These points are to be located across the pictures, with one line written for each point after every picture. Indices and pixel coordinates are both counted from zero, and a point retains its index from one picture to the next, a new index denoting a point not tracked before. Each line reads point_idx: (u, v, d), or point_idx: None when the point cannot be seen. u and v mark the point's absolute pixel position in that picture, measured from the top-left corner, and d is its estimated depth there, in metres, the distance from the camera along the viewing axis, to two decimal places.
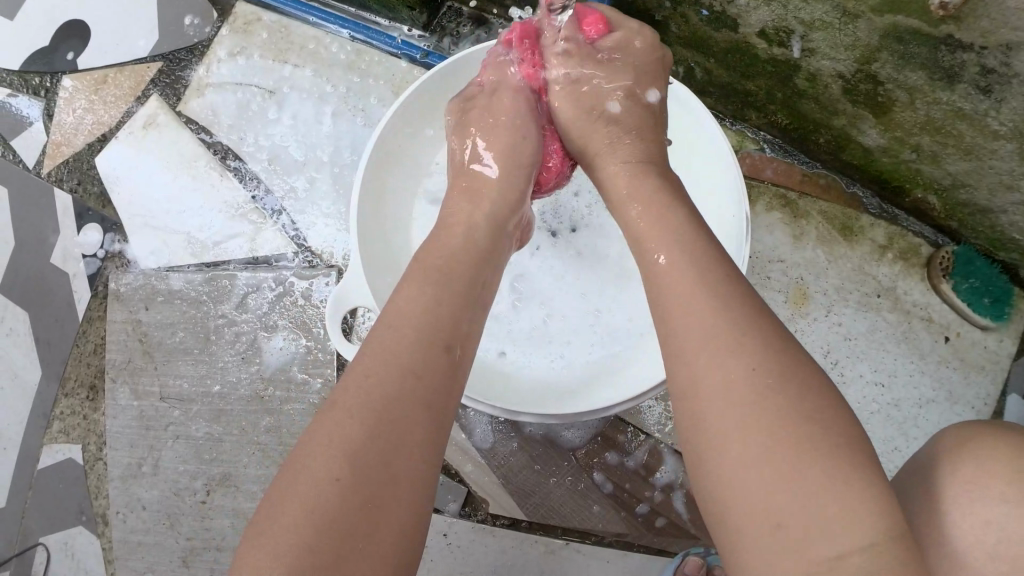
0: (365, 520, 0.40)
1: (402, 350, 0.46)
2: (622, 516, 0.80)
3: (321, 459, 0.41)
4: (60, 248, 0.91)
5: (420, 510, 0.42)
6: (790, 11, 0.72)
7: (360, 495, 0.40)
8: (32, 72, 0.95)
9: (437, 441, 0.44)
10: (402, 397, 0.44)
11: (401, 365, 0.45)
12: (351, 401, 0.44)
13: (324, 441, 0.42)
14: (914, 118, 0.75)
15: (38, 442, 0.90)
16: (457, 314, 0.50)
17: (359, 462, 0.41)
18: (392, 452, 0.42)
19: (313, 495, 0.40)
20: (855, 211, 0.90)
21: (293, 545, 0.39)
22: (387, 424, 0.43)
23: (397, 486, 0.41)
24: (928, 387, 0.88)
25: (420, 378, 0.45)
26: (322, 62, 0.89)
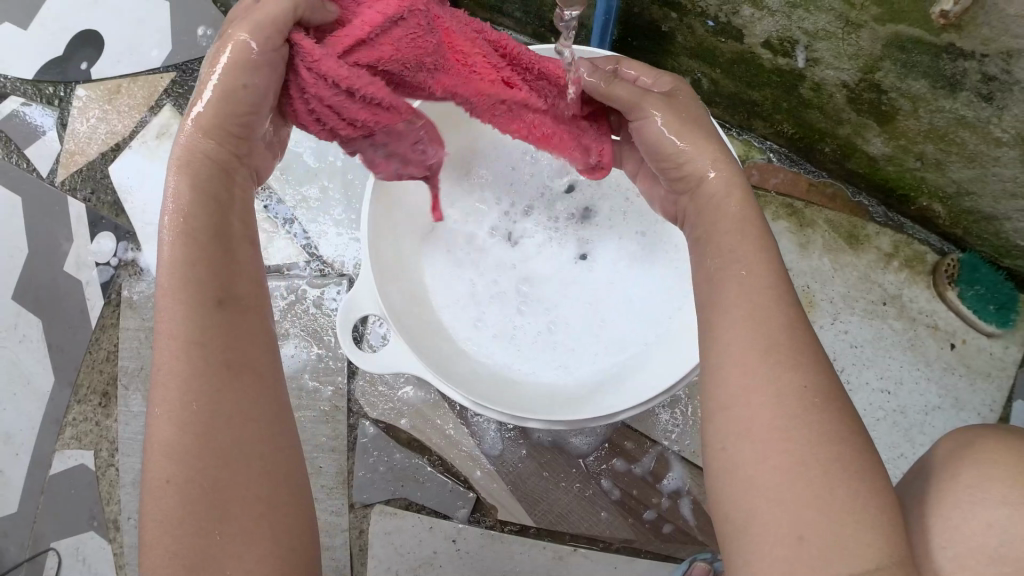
0: (214, 509, 0.43)
1: (173, 336, 0.45)
2: (630, 522, 0.80)
3: (155, 476, 0.43)
4: (74, 257, 0.93)
5: (268, 472, 0.44)
6: (793, 21, 0.73)
7: (199, 494, 0.43)
8: (46, 82, 0.96)
9: (253, 394, 0.45)
10: (192, 382, 0.44)
11: (183, 339, 0.45)
12: (157, 410, 0.44)
13: (152, 457, 0.44)
14: (918, 126, 0.76)
15: (50, 448, 0.91)
16: (231, 258, 0.48)
17: (187, 458, 0.43)
18: (212, 433, 0.43)
19: (162, 502, 0.43)
20: (860, 220, 0.91)
21: (169, 546, 0.42)
22: (199, 412, 0.44)
23: (233, 466, 0.43)
24: (934, 394, 0.88)
25: (204, 349, 0.45)
26: None
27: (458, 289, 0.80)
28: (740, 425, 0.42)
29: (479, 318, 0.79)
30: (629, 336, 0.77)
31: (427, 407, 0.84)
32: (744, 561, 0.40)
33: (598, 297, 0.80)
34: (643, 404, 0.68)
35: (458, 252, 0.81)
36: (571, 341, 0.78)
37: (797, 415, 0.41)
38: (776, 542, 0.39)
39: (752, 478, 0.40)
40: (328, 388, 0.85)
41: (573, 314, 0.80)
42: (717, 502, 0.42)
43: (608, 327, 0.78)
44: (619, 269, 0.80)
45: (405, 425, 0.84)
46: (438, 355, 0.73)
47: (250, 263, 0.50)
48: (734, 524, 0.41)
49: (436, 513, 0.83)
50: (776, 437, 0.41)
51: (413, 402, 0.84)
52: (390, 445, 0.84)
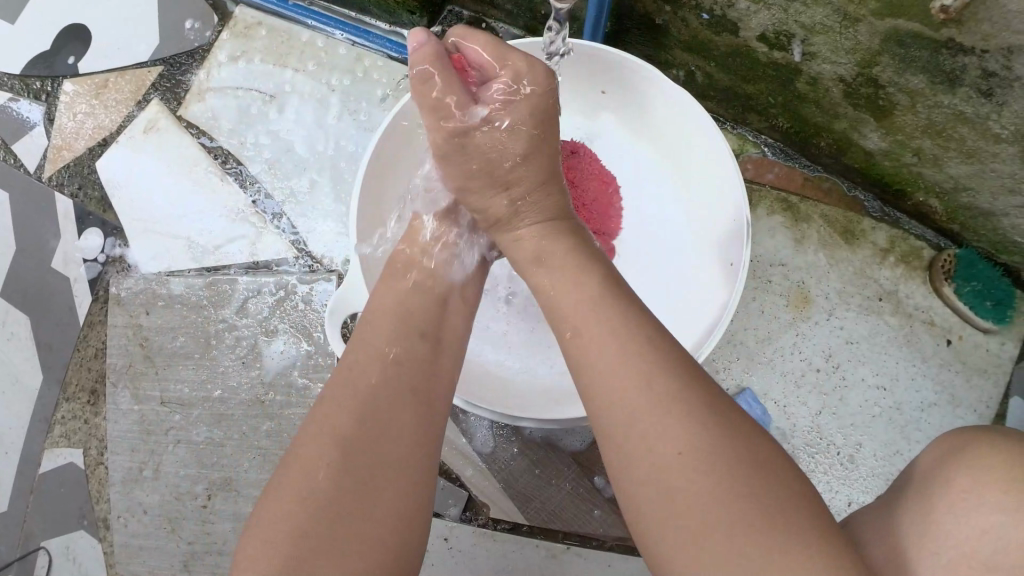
0: (361, 499, 0.44)
1: (391, 339, 0.51)
2: (623, 520, 0.80)
3: (314, 450, 0.45)
4: (61, 254, 0.92)
5: (414, 486, 0.46)
6: (790, 14, 0.72)
7: (346, 486, 0.44)
8: (33, 77, 0.95)
9: (422, 417, 0.48)
10: (383, 387, 0.48)
11: (384, 355, 0.50)
12: (342, 390, 0.48)
13: (313, 435, 0.46)
14: (916, 121, 0.75)
15: (39, 446, 0.90)
16: (435, 306, 0.56)
17: (345, 449, 0.45)
18: (379, 437, 0.46)
19: (306, 485, 0.44)
20: (856, 214, 0.90)
21: (290, 528, 0.43)
22: (375, 411, 0.47)
23: (386, 465, 0.45)
24: (931, 391, 0.88)
25: (398, 366, 0.49)
26: (323, 67, 0.89)
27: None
28: None
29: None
30: None
31: None
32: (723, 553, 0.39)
33: None
34: None
35: None
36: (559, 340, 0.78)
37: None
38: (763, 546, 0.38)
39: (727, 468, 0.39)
40: (318, 386, 0.84)
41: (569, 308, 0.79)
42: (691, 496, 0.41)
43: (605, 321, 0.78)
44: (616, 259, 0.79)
45: None
46: None
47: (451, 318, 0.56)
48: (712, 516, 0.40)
49: None
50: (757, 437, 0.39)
51: None
52: None
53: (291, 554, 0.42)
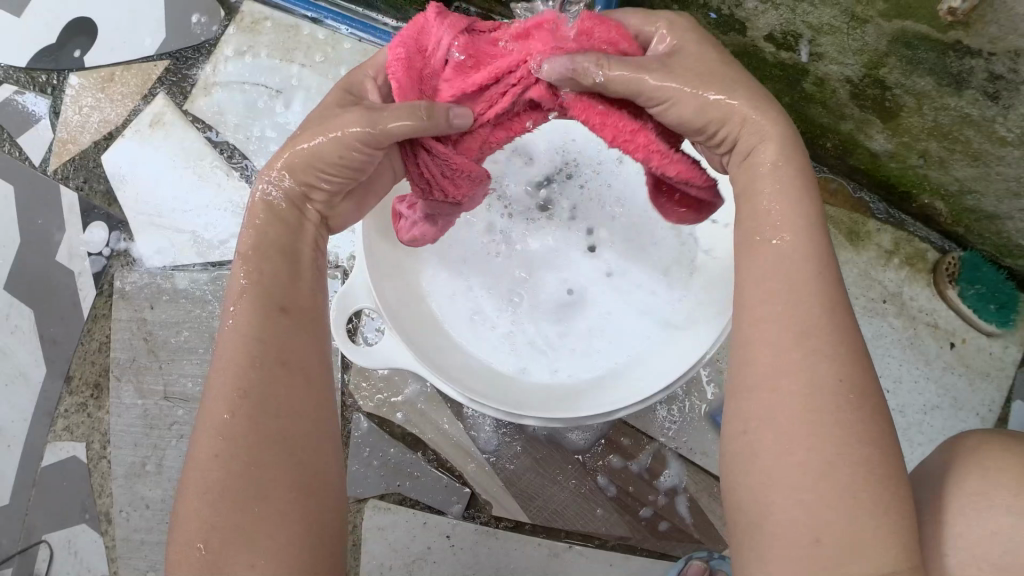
0: (253, 489, 0.42)
1: (245, 316, 0.46)
2: (626, 519, 0.80)
3: (201, 456, 0.43)
4: (66, 247, 0.92)
5: (304, 461, 0.44)
6: (798, 15, 0.72)
7: (240, 478, 0.42)
8: (38, 71, 0.95)
9: (300, 389, 0.45)
10: (250, 371, 0.44)
11: (245, 337, 0.46)
12: (213, 384, 0.45)
13: (197, 443, 0.44)
14: (922, 123, 0.75)
15: (42, 440, 0.90)
16: (295, 265, 0.50)
17: (231, 441, 0.43)
18: (257, 421, 0.43)
19: (201, 488, 0.42)
20: (862, 216, 0.90)
21: (202, 531, 0.42)
22: (246, 399, 0.44)
23: (272, 448, 0.43)
24: (933, 393, 0.88)
25: (263, 345, 0.45)
26: (330, 63, 0.88)
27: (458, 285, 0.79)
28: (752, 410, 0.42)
29: (469, 314, 0.78)
30: (632, 328, 0.77)
31: (423, 402, 0.83)
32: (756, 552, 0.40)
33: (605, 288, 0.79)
34: (643, 401, 0.68)
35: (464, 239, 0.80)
36: (563, 335, 0.77)
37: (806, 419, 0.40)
38: (793, 548, 0.39)
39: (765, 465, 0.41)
40: None
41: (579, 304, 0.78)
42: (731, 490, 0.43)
43: (613, 317, 0.77)
44: (630, 256, 0.79)
45: (401, 419, 0.83)
46: (434, 347, 0.73)
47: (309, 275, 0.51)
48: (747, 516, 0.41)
49: (431, 509, 0.82)
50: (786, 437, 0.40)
51: (409, 397, 0.83)
52: (384, 440, 0.83)
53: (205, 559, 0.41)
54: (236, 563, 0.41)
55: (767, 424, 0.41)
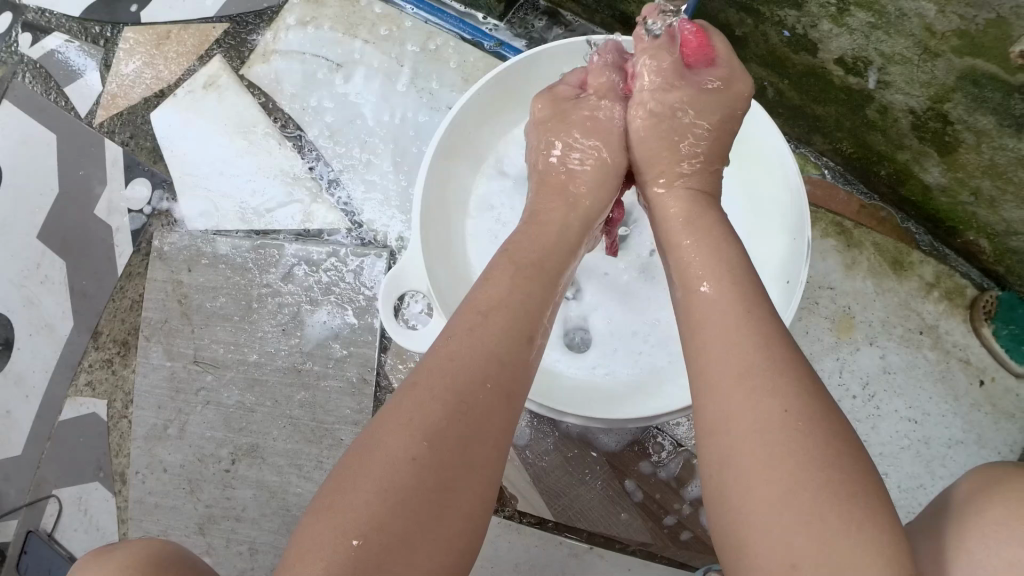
0: (436, 507, 0.40)
1: (494, 336, 0.47)
2: (649, 526, 0.80)
3: (389, 450, 0.41)
4: (105, 202, 0.91)
5: (484, 497, 0.42)
6: (871, 42, 0.73)
7: (430, 482, 0.40)
8: (93, 21, 0.94)
9: (511, 422, 0.45)
10: (479, 384, 0.44)
11: (486, 350, 0.46)
12: (429, 384, 0.44)
13: (385, 435, 0.42)
14: (978, 161, 0.75)
15: (62, 393, 0.89)
16: (542, 308, 0.52)
17: (434, 438, 0.41)
18: (470, 435, 0.42)
19: (385, 471, 0.40)
20: (907, 246, 0.90)
21: (366, 516, 0.39)
22: (468, 407, 0.43)
23: (465, 471, 0.41)
24: (959, 429, 0.88)
25: (498, 364, 0.46)
26: (392, 42, 0.88)
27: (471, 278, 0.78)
28: (731, 406, 0.43)
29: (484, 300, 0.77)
30: (668, 342, 0.76)
31: None
32: (748, 550, 0.39)
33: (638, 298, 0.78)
34: (674, 413, 0.67)
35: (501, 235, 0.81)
36: (599, 341, 0.77)
37: (755, 410, 0.41)
38: (775, 540, 0.38)
39: (750, 454, 0.40)
40: (356, 360, 0.83)
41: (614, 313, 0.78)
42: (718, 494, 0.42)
43: (651, 330, 0.77)
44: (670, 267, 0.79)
45: None
46: None
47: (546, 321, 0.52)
48: (737, 515, 0.40)
49: None
50: (774, 424, 0.41)
51: None
52: None
53: (360, 548, 0.38)
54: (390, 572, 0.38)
55: (750, 415, 0.42)
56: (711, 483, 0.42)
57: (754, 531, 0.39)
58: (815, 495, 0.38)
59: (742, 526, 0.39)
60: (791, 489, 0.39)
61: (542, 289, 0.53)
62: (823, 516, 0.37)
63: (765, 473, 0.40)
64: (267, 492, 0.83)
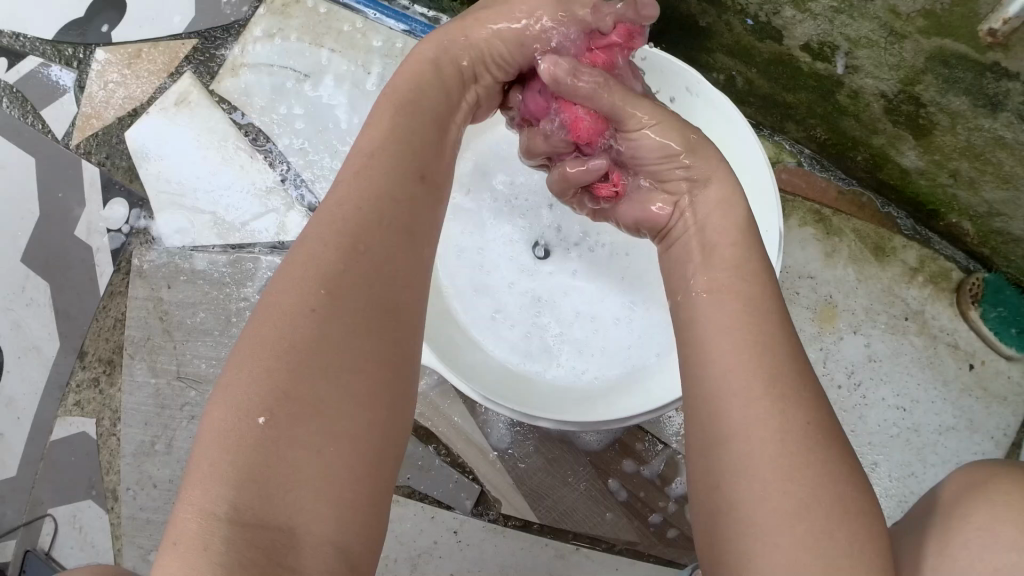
0: (348, 347, 0.40)
1: (356, 244, 0.43)
2: (634, 525, 0.79)
3: (286, 307, 0.40)
4: (85, 223, 0.91)
5: (381, 403, 0.40)
6: (836, 27, 0.72)
7: (337, 329, 0.40)
8: (64, 43, 0.94)
9: (408, 266, 0.45)
10: (366, 228, 0.44)
11: (373, 197, 0.46)
12: (320, 239, 0.43)
13: (279, 301, 0.41)
14: (954, 143, 0.74)
15: (52, 414, 0.90)
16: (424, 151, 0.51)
17: (332, 284, 0.41)
18: (369, 276, 0.42)
19: (287, 330, 0.40)
20: (888, 231, 0.88)
21: (276, 378, 0.38)
22: (360, 249, 0.43)
23: (375, 319, 0.42)
24: (949, 415, 0.87)
25: (386, 211, 0.45)
26: (358, 48, 0.88)
27: (469, 259, 0.80)
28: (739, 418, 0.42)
29: (478, 293, 0.79)
30: (640, 344, 0.76)
31: (439, 395, 0.82)
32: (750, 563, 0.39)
33: (614, 299, 0.78)
34: (652, 412, 0.67)
35: (474, 240, 0.80)
36: (575, 340, 0.77)
37: (780, 419, 0.41)
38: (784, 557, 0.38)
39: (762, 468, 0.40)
40: None
41: (593, 316, 0.78)
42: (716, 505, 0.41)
43: (623, 331, 0.77)
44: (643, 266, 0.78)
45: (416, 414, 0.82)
46: (450, 346, 0.73)
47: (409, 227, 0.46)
48: (741, 527, 0.40)
49: (440, 504, 0.82)
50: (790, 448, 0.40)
51: (426, 390, 0.83)
52: None
53: (269, 412, 0.37)
54: (307, 437, 0.37)
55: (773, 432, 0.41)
56: (716, 493, 0.42)
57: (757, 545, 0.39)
58: (829, 513, 0.39)
59: (750, 533, 0.39)
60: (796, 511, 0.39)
61: (396, 203, 0.46)
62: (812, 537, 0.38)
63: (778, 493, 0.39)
64: None
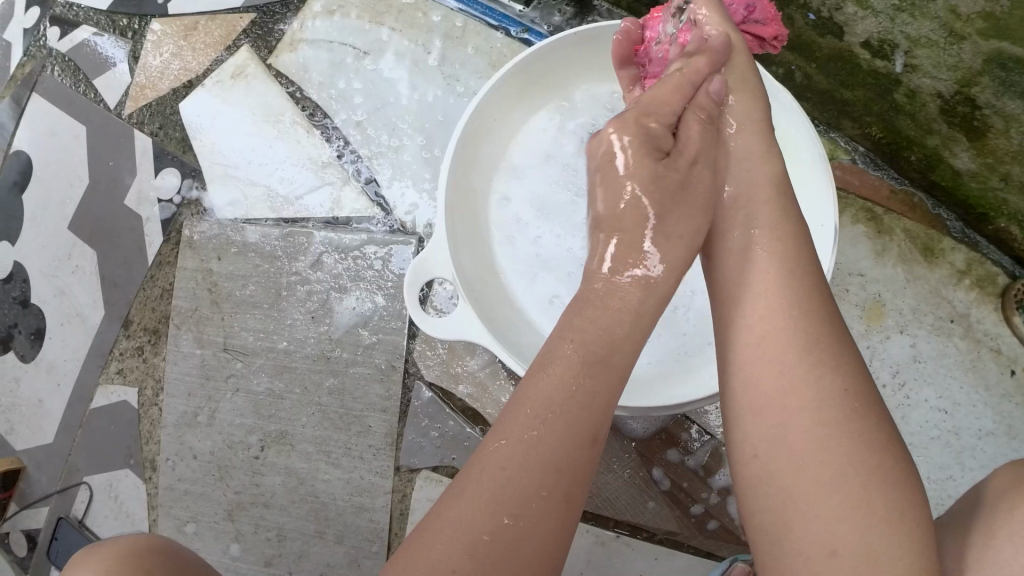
0: (521, 547, 0.44)
1: (540, 442, 0.46)
2: (676, 515, 0.79)
3: (476, 500, 0.45)
4: (136, 192, 0.92)
5: (549, 557, 0.44)
6: (896, 25, 0.73)
7: (517, 531, 0.44)
8: (120, 14, 0.95)
9: (596, 461, 0.47)
10: (562, 425, 0.47)
11: (569, 382, 0.48)
12: (513, 430, 0.47)
13: (469, 489, 0.46)
14: (1008, 146, 0.74)
15: (94, 381, 0.90)
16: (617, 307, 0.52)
17: (522, 484, 0.45)
18: (555, 477, 0.45)
19: (471, 524, 0.44)
20: (938, 232, 0.89)
21: (450, 566, 0.43)
22: (550, 451, 0.46)
23: (552, 518, 0.45)
24: (990, 419, 0.87)
25: (581, 402, 0.47)
26: (418, 28, 0.88)
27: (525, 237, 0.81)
28: (783, 402, 0.45)
29: (535, 276, 0.79)
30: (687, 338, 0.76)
31: (488, 375, 0.81)
32: (784, 525, 0.43)
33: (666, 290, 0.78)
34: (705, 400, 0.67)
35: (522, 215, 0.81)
36: None
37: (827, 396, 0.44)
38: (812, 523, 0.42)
39: (799, 442, 0.44)
40: (385, 347, 0.83)
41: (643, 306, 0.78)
42: (751, 470, 0.46)
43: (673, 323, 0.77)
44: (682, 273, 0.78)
45: (463, 392, 0.81)
46: (505, 323, 0.74)
47: (610, 392, 0.49)
48: (777, 495, 0.44)
49: None
50: (831, 424, 0.44)
51: (472, 369, 0.81)
52: (444, 411, 0.81)
53: None
54: None
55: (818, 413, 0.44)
56: (751, 462, 0.46)
57: (789, 509, 0.43)
58: (864, 481, 0.42)
59: (793, 500, 0.43)
60: (832, 484, 0.42)
61: (590, 391, 0.48)
62: (852, 505, 0.42)
63: (812, 466, 0.43)
64: (296, 479, 0.84)
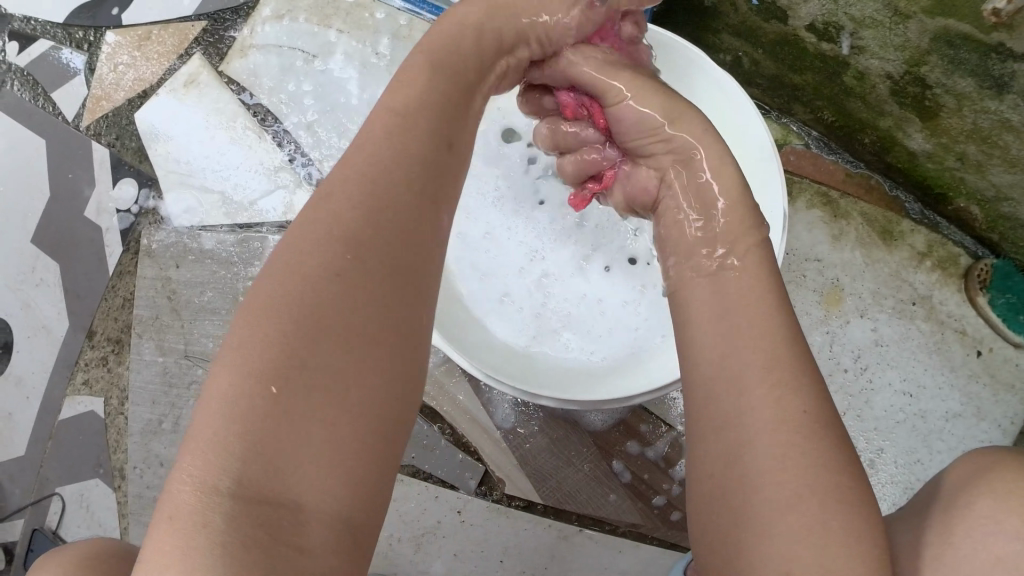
0: (357, 307, 0.39)
1: (355, 209, 0.42)
2: (638, 507, 0.79)
3: (290, 279, 0.39)
4: (95, 203, 0.92)
5: (395, 316, 0.41)
6: (840, 6, 0.72)
7: (351, 287, 0.39)
8: (75, 26, 0.95)
9: (423, 224, 0.44)
10: (375, 189, 0.43)
11: (377, 158, 0.44)
12: (322, 210, 0.42)
13: (279, 276, 0.40)
14: (962, 125, 0.74)
15: (60, 393, 0.90)
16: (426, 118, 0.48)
17: (346, 246, 0.40)
18: (382, 237, 0.42)
19: (294, 298, 0.39)
20: (896, 215, 0.88)
21: (278, 350, 0.37)
22: (368, 211, 0.42)
23: (387, 279, 0.41)
24: (956, 402, 0.86)
25: (392, 171, 0.44)
26: (366, 29, 0.88)
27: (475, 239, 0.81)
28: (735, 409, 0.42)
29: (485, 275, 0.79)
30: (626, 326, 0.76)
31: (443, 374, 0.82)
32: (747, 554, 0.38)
33: (605, 284, 0.79)
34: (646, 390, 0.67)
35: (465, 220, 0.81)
36: (577, 319, 0.77)
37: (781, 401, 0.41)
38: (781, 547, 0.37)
39: (757, 456, 0.40)
40: None
41: (582, 301, 0.78)
42: (709, 494, 0.41)
43: (613, 312, 0.77)
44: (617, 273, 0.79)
45: None
46: (455, 324, 0.74)
47: (422, 163, 0.46)
48: (742, 518, 0.39)
49: (443, 483, 0.82)
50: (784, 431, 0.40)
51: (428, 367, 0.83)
52: None
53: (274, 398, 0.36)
54: (312, 416, 0.37)
55: (777, 425, 0.40)
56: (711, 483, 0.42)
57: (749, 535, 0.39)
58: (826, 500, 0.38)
59: (760, 523, 0.38)
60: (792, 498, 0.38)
61: (400, 163, 0.44)
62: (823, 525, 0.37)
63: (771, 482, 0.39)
64: None
